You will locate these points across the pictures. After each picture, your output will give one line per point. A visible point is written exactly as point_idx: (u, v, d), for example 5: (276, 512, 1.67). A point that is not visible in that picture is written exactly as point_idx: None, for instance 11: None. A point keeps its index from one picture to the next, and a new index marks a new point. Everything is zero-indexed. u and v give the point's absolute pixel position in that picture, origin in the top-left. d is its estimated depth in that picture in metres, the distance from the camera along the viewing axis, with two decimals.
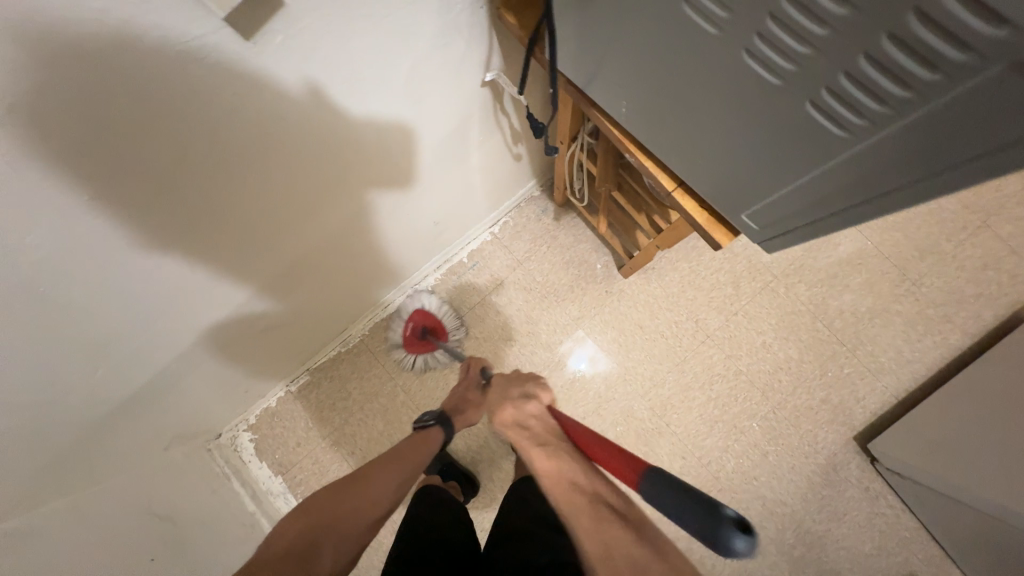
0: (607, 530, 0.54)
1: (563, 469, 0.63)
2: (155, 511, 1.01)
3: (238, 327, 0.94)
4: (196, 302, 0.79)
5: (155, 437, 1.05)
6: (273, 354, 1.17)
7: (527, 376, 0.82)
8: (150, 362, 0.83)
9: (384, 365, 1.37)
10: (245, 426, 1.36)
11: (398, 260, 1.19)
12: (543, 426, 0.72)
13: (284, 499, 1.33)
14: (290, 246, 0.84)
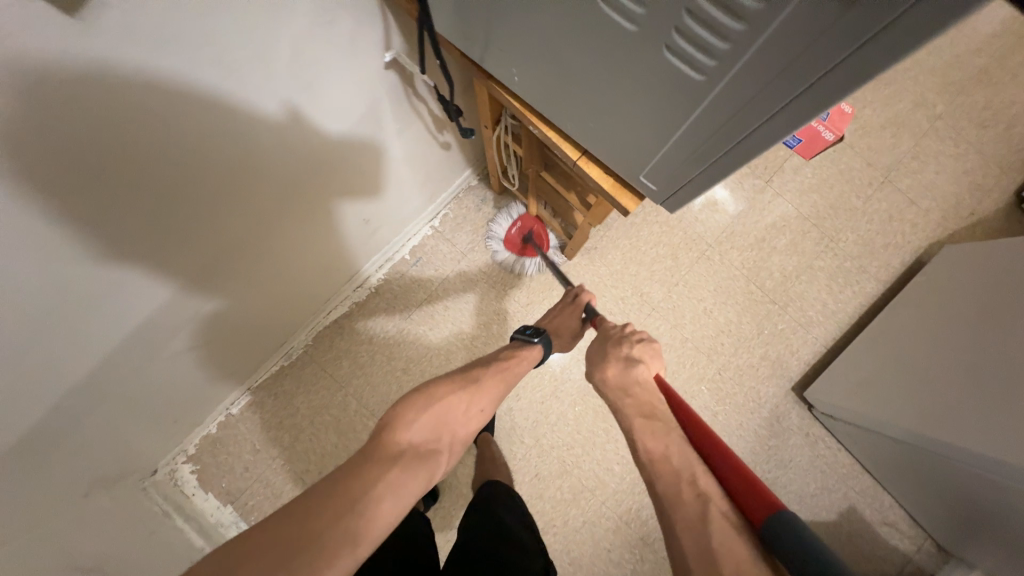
0: (713, 525, 0.50)
1: (670, 450, 0.61)
2: (81, 564, 0.89)
3: (199, 334, 0.93)
4: (118, 322, 0.73)
5: (74, 481, 0.94)
6: (206, 375, 1.09)
7: (634, 339, 0.85)
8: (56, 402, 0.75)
9: (333, 374, 1.31)
10: (184, 458, 1.27)
11: (340, 259, 1.15)
12: (646, 393, 0.74)
13: (236, 529, 1.25)
14: (218, 253, 0.80)
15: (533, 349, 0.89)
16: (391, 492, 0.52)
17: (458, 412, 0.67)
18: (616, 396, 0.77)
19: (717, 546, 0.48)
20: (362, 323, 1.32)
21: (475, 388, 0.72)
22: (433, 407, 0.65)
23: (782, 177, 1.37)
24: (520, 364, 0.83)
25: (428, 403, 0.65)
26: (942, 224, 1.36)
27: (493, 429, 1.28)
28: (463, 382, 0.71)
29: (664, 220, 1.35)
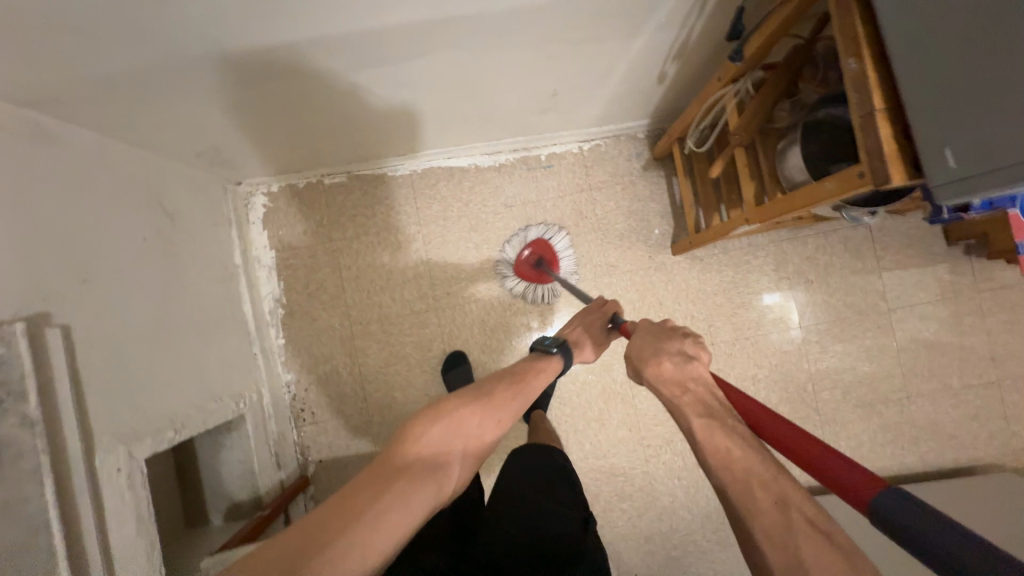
0: (801, 533, 0.47)
1: (739, 453, 0.55)
2: (133, 203, 0.95)
3: (180, 123, 0.92)
4: (325, 36, 0.72)
5: (186, 139, 1.00)
6: (334, 137, 1.13)
7: (684, 330, 0.74)
8: (235, 62, 0.75)
9: (417, 209, 1.34)
10: (265, 191, 1.34)
11: (439, 127, 1.16)
12: (701, 393, 0.65)
13: (267, 272, 1.34)
14: (433, 38, 0.77)
15: (552, 360, 0.89)
16: (393, 516, 0.53)
17: (472, 426, 0.70)
18: (670, 400, 0.65)
19: (814, 568, 0.45)
20: (469, 185, 1.35)
21: (490, 399, 0.75)
22: (446, 423, 0.68)
23: (905, 316, 1.31)
24: (529, 382, 0.82)
25: (433, 427, 0.66)
26: (1015, 456, 1.29)
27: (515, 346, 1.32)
28: (478, 394, 0.75)
29: (774, 281, 1.32)
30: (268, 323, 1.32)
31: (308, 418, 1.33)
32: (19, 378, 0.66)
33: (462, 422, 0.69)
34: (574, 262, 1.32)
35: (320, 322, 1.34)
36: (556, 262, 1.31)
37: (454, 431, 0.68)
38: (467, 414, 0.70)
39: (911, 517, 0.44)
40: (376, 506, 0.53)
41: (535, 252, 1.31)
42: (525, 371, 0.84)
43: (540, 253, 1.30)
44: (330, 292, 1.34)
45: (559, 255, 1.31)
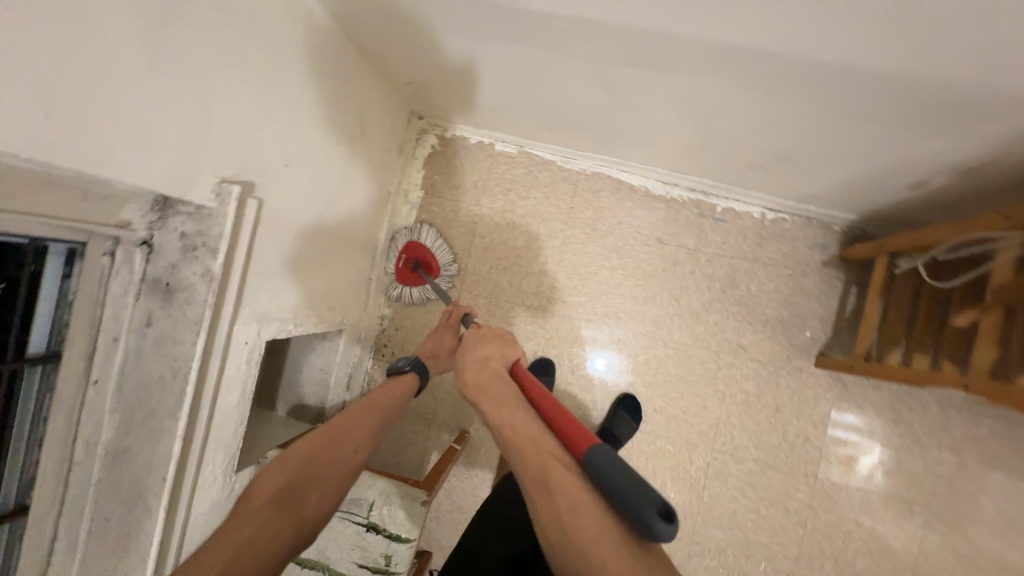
0: (552, 480, 0.53)
1: (519, 428, 0.61)
2: (344, 107, 0.98)
3: (417, 52, 0.93)
4: (612, 27, 0.68)
5: (408, 67, 1.01)
6: (535, 113, 1.09)
7: (487, 329, 0.85)
8: (508, 20, 0.73)
9: (570, 207, 1.30)
10: (438, 134, 1.35)
11: (638, 141, 1.09)
12: (499, 380, 0.73)
13: (408, 208, 1.35)
14: (715, 63, 0.70)
15: (405, 378, 0.92)
16: (240, 561, 0.58)
17: (326, 461, 0.73)
18: (474, 397, 0.73)
19: (558, 508, 0.50)
20: (630, 206, 1.27)
21: (336, 428, 0.77)
22: (288, 461, 0.71)
23: None
24: (387, 398, 0.86)
25: (282, 464, 0.70)
26: None
27: (608, 383, 1.25)
28: (324, 426, 0.78)
29: (921, 444, 1.14)
30: (389, 255, 1.34)
31: (387, 356, 1.35)
32: (217, 237, 0.70)
33: (305, 453, 0.72)
34: (448, 253, 1.30)
35: None
36: (432, 264, 1.29)
37: (311, 460, 0.72)
38: (319, 440, 0.75)
39: (598, 467, 0.51)
40: (237, 540, 0.60)
41: (407, 256, 1.29)
42: (378, 393, 0.87)
43: (416, 257, 1.28)
44: (456, 251, 1.33)
45: (434, 255, 1.29)
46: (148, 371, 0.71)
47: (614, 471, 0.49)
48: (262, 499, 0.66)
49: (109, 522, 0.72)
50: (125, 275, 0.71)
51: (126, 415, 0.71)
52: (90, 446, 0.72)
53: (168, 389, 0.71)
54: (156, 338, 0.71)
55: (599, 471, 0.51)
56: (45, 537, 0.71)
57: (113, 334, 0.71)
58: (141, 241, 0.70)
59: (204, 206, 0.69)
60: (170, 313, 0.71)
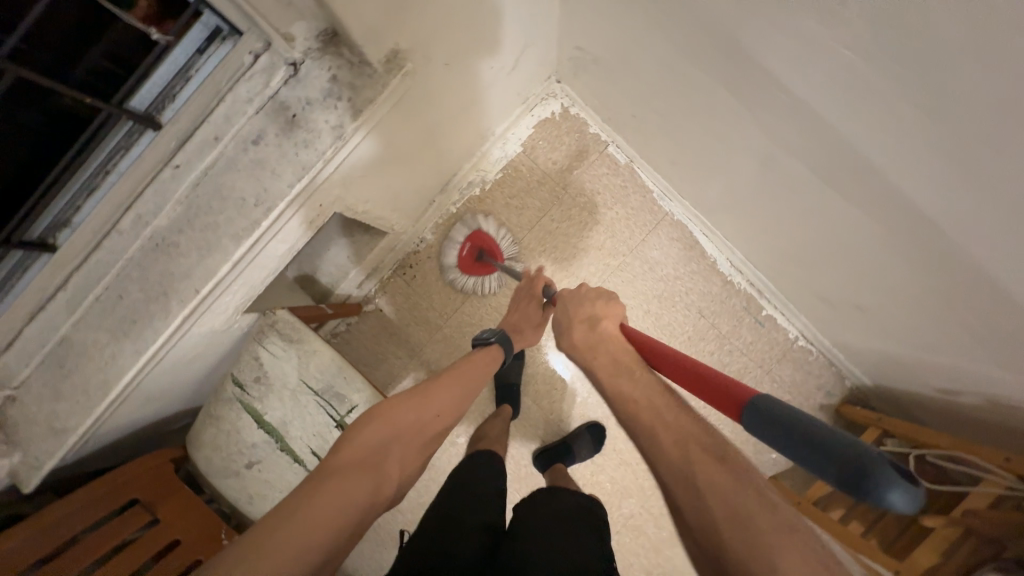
0: (694, 463, 0.58)
1: (645, 399, 0.66)
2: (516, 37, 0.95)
3: (613, 31, 0.90)
4: (812, 116, 0.68)
5: (593, 36, 0.98)
6: (672, 143, 1.08)
7: (590, 291, 0.88)
8: (728, 57, 0.72)
9: (642, 240, 1.31)
10: (564, 104, 1.31)
11: (742, 221, 1.11)
12: (615, 343, 0.77)
13: (500, 155, 1.31)
14: (870, 197, 0.73)
15: (490, 348, 0.88)
16: (338, 508, 0.56)
17: (410, 423, 0.71)
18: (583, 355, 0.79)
19: (699, 483, 0.56)
20: (694, 268, 1.30)
21: (422, 396, 0.74)
22: (379, 421, 0.68)
23: None
24: (473, 370, 0.82)
25: (372, 425, 0.68)
26: None
27: (586, 407, 1.30)
28: (413, 390, 0.75)
29: None
30: (459, 188, 1.31)
31: (407, 275, 1.33)
32: (365, 99, 0.67)
33: (391, 416, 0.69)
34: (510, 238, 1.28)
35: (491, 230, 1.32)
36: (498, 251, 1.26)
37: (397, 418, 0.70)
38: (406, 399, 0.73)
39: (758, 421, 0.54)
40: (328, 494, 0.57)
41: (470, 245, 1.27)
42: (464, 361, 0.83)
43: (481, 245, 1.26)
44: (521, 219, 1.32)
45: (499, 244, 1.27)
46: (232, 187, 0.68)
47: (784, 429, 0.51)
48: (345, 457, 0.63)
49: (121, 302, 0.69)
50: (256, 85, 0.65)
51: (189, 215, 0.68)
52: (136, 225, 0.68)
53: (244, 214, 0.68)
54: (256, 160, 0.68)
55: (765, 429, 0.52)
56: (51, 283, 0.67)
57: (215, 132, 0.67)
58: (290, 61, 0.65)
59: (371, 64, 0.66)
60: (282, 143, 0.68)
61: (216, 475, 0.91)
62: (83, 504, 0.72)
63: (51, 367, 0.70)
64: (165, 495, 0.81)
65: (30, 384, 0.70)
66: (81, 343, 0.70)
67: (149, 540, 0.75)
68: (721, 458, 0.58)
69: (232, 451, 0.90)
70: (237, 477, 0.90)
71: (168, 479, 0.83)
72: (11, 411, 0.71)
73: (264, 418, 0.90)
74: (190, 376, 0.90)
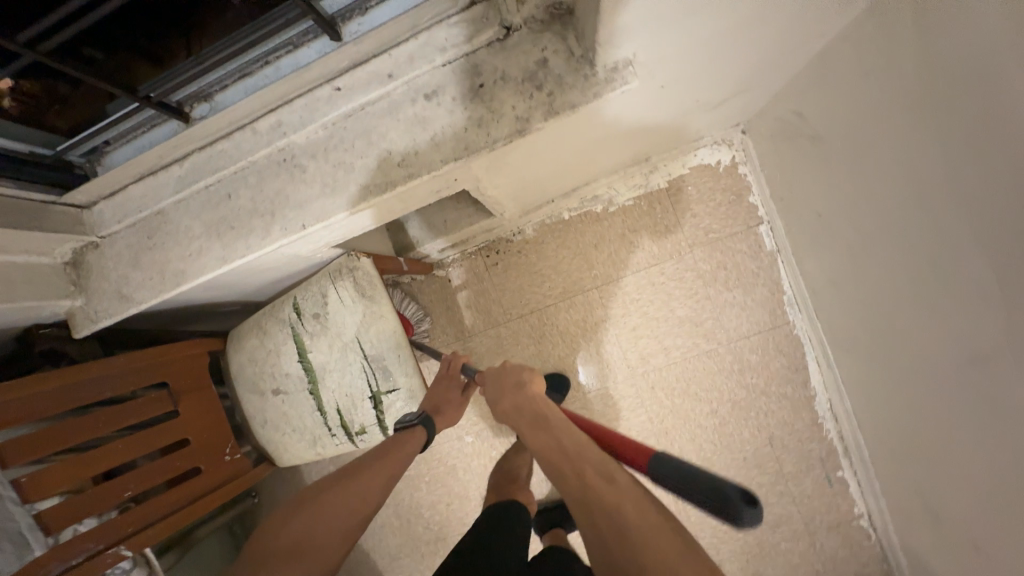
0: (628, 533, 0.52)
1: (566, 464, 0.58)
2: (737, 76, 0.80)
3: (860, 120, 0.73)
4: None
5: (824, 111, 0.81)
6: (846, 263, 0.91)
7: (512, 367, 0.70)
8: (1013, 224, 0.54)
9: (746, 338, 1.15)
10: (736, 158, 1.13)
11: (875, 380, 0.94)
12: (532, 397, 0.66)
13: (640, 182, 1.16)
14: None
15: (413, 433, 0.77)
16: None
17: (308, 523, 0.67)
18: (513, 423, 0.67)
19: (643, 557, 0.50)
20: (786, 392, 1.14)
21: (319, 495, 0.70)
22: (281, 522, 0.67)
23: None
24: (390, 454, 0.73)
25: (275, 530, 0.67)
26: None
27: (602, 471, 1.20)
28: (312, 490, 0.71)
29: None
30: (582, 198, 1.18)
31: (489, 260, 1.24)
32: (566, 102, 0.55)
33: (286, 522, 0.67)
34: (417, 311, 1.20)
35: (593, 254, 1.19)
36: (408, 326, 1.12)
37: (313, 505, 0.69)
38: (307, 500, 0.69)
39: (665, 471, 0.52)
40: None
41: None
42: (378, 447, 0.75)
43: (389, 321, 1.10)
44: (630, 257, 1.18)
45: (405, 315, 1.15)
46: (383, 135, 0.59)
47: (684, 470, 0.51)
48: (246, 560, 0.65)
49: (227, 201, 0.64)
50: (456, 35, 0.56)
51: (329, 144, 0.61)
52: (274, 131, 0.61)
53: (382, 168, 0.60)
54: (420, 117, 0.58)
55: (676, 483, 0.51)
56: (171, 153, 0.62)
57: (391, 69, 0.58)
58: (506, 24, 0.54)
59: (592, 64, 0.54)
60: (454, 111, 0.58)
61: (242, 385, 0.89)
62: (119, 371, 0.71)
63: (139, 232, 0.66)
64: (194, 387, 0.80)
65: (116, 240, 0.67)
66: (173, 224, 0.65)
67: (167, 428, 0.74)
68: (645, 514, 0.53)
69: (265, 371, 0.87)
70: (260, 398, 0.88)
71: (202, 375, 0.82)
72: (89, 257, 0.68)
73: (307, 355, 0.85)
74: (256, 282, 0.86)
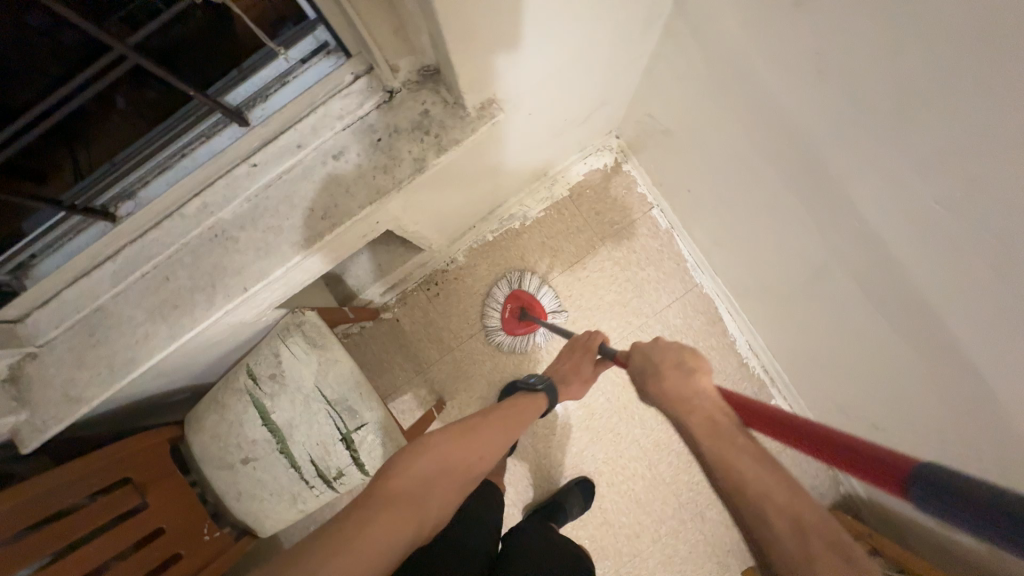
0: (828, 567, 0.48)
1: (773, 481, 0.55)
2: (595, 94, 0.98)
3: (689, 109, 0.93)
4: (926, 308, 0.68)
5: (666, 108, 1.01)
6: (720, 224, 1.10)
7: (665, 343, 0.73)
8: (803, 159, 0.73)
9: (667, 305, 1.31)
10: (617, 159, 1.33)
11: (769, 312, 1.12)
12: (709, 398, 0.64)
13: (546, 194, 1.32)
14: (943, 375, 0.71)
15: (536, 397, 0.92)
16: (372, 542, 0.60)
17: (449, 456, 0.74)
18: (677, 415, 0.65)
19: None
20: (712, 343, 1.30)
21: (463, 436, 0.78)
22: (428, 454, 0.73)
23: None
24: (519, 417, 0.87)
25: (423, 458, 0.72)
26: None
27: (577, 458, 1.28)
28: (459, 428, 0.79)
29: None
30: (500, 219, 1.31)
31: (431, 292, 1.33)
32: (452, 138, 0.68)
33: (437, 457, 0.73)
34: (537, 283, 1.29)
35: (522, 265, 1.32)
36: (537, 307, 1.28)
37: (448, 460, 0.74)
38: (451, 439, 0.76)
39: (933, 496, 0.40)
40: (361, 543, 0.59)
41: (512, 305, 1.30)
42: (511, 406, 0.89)
43: (520, 303, 1.28)
44: (555, 261, 1.32)
45: (535, 297, 1.28)
46: (302, 196, 0.68)
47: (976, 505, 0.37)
48: (386, 489, 0.67)
49: (167, 283, 0.68)
50: (349, 104, 0.67)
51: (255, 214, 0.68)
52: (202, 212, 0.68)
53: (309, 223, 0.68)
54: (333, 174, 0.68)
55: (950, 509, 0.39)
56: (105, 251, 0.67)
57: (298, 140, 0.67)
58: (389, 88, 0.67)
59: (464, 107, 0.68)
60: (361, 164, 0.68)
61: (209, 464, 0.89)
62: (73, 477, 0.69)
63: (80, 331, 0.69)
64: (153, 477, 0.79)
65: (54, 345, 0.69)
66: (115, 316, 0.69)
67: (135, 523, 0.73)
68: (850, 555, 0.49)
69: (230, 443, 0.88)
70: (230, 471, 0.88)
71: (162, 463, 0.82)
72: (28, 368, 0.69)
73: (271, 417, 0.88)
74: (205, 359, 0.88)
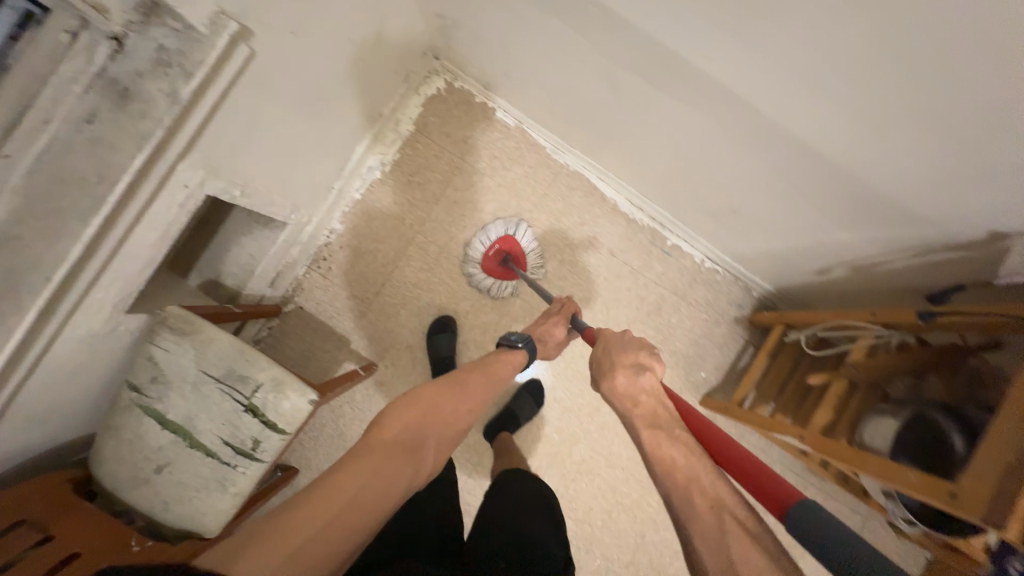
0: (731, 534, 0.58)
1: (680, 460, 0.66)
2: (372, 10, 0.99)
3: None
4: (685, 60, 0.73)
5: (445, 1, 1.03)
6: (543, 92, 1.13)
7: (637, 341, 0.84)
8: None
9: (544, 195, 1.35)
10: (447, 79, 1.35)
11: (621, 157, 1.18)
12: (649, 402, 0.75)
13: (393, 137, 1.34)
14: (733, 117, 0.78)
15: (515, 353, 0.96)
16: (321, 510, 0.61)
17: (445, 409, 0.82)
18: (622, 406, 0.77)
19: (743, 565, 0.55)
20: (597, 212, 1.35)
21: (451, 386, 0.85)
22: (422, 407, 0.80)
23: None
24: (492, 375, 0.91)
25: (410, 409, 0.79)
26: None
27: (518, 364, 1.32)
28: (449, 381, 0.86)
29: None
30: (359, 174, 1.32)
31: (323, 268, 1.32)
32: (197, 63, 0.68)
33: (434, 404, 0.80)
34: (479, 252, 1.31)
35: (399, 210, 1.33)
36: (523, 261, 1.30)
37: (426, 407, 0.80)
38: (436, 392, 0.83)
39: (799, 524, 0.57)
40: (334, 496, 0.63)
41: (502, 244, 1.29)
42: (493, 363, 0.93)
43: (507, 250, 1.29)
44: (426, 194, 1.34)
45: (524, 250, 1.30)
46: (69, 169, 0.67)
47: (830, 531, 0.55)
48: (386, 438, 0.73)
49: None
50: (79, 64, 0.65)
51: (29, 204, 0.66)
52: None
53: (88, 193, 0.67)
54: (92, 138, 0.67)
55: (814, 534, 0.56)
56: None
57: (42, 117, 0.65)
58: (112, 35, 0.65)
59: (194, 28, 0.67)
60: (117, 117, 0.67)
61: (126, 490, 0.86)
62: None
63: None
64: (57, 512, 0.77)
65: None
66: None
67: (42, 555, 0.71)
68: (748, 523, 0.59)
69: (138, 458, 0.86)
70: (146, 485, 0.86)
71: (64, 500, 0.79)
72: None
73: (168, 418, 0.86)
74: (77, 389, 0.85)
